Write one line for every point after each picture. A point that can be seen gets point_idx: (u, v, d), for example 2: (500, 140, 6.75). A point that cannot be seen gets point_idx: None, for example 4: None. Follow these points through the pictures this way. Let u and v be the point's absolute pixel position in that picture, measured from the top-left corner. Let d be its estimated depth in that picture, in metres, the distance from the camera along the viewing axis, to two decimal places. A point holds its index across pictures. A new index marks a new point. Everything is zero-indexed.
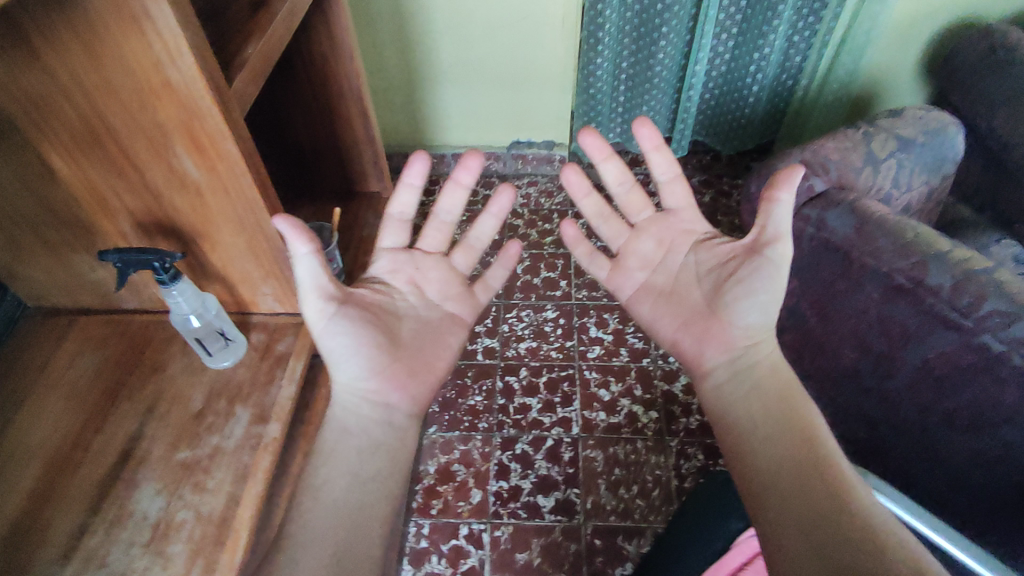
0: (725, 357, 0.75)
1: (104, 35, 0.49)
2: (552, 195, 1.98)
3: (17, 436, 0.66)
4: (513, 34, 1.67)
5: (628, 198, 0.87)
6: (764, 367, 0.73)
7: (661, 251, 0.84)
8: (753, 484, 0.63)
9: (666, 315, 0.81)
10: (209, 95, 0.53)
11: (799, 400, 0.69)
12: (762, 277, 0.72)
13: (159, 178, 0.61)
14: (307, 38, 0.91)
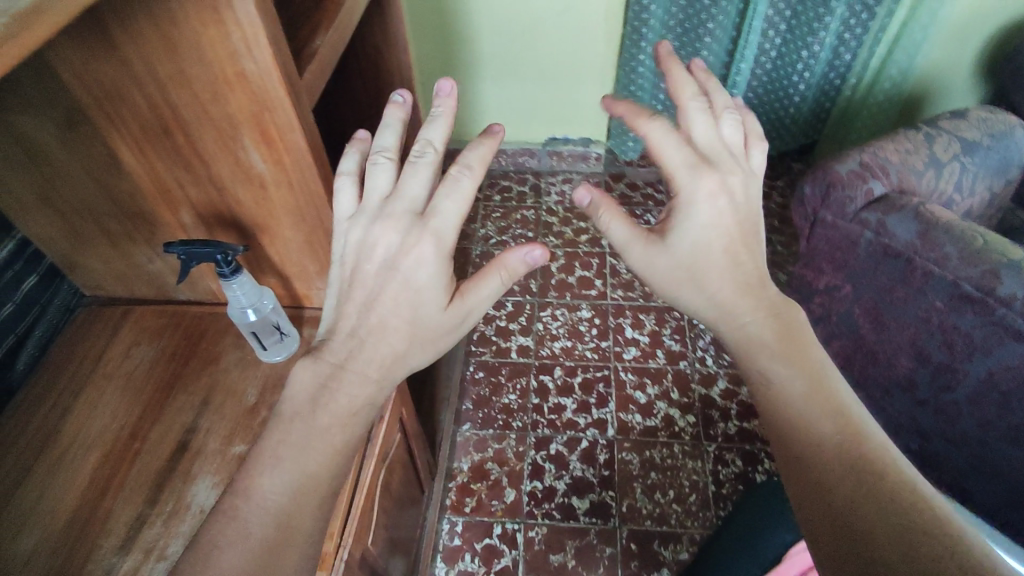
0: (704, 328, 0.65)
1: (182, 24, 0.48)
2: None
3: (78, 425, 0.67)
4: (554, 28, 1.65)
5: None
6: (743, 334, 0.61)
7: None
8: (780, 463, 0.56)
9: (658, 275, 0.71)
10: (283, 86, 0.52)
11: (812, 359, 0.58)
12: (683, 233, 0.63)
13: (223, 170, 0.60)
14: (361, 31, 0.90)
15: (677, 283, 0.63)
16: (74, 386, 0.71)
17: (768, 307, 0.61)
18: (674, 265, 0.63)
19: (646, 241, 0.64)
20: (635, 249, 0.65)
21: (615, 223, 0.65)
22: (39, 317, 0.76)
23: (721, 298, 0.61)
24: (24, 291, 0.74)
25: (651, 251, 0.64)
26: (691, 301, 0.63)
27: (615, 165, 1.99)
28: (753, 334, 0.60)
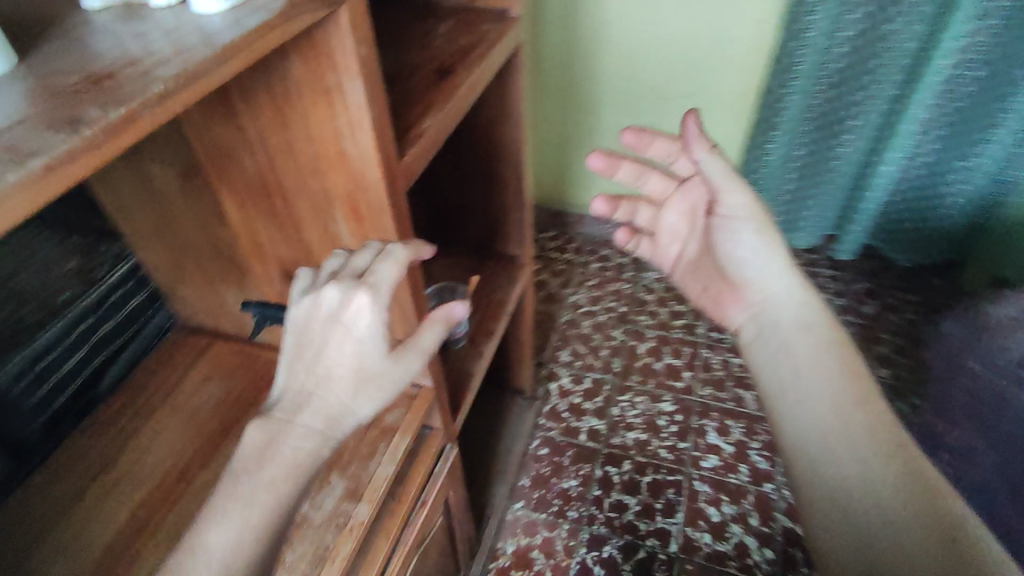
0: (746, 312, 0.86)
1: (295, 102, 0.48)
2: None
3: (138, 453, 0.70)
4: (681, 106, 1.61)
5: (652, 183, 0.90)
6: (793, 316, 0.81)
7: (688, 219, 0.89)
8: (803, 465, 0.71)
9: (692, 282, 0.93)
10: (381, 171, 0.51)
11: (823, 336, 0.78)
12: (735, 208, 0.83)
13: (313, 236, 0.60)
14: (480, 100, 0.91)
15: (757, 232, 0.83)
16: (145, 412, 0.74)
17: (797, 285, 0.83)
18: (758, 218, 0.83)
19: (746, 189, 0.82)
20: (734, 190, 0.82)
21: (715, 166, 0.82)
22: (135, 334, 0.82)
23: (771, 275, 0.83)
24: (126, 309, 0.80)
25: (746, 197, 0.82)
26: (756, 258, 0.84)
27: None
28: (794, 313, 0.81)
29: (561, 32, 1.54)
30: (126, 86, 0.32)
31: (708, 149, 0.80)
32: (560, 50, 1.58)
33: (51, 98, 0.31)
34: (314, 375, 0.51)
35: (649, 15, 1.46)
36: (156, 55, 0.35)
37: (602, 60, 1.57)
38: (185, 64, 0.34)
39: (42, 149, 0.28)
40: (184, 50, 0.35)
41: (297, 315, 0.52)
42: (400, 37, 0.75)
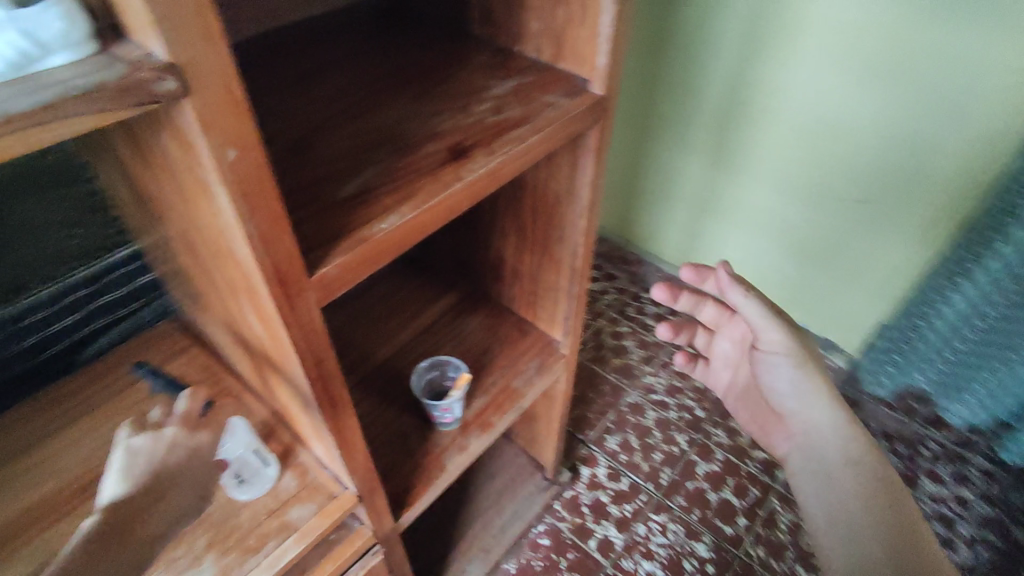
0: (790, 442, 0.81)
1: (181, 181, 0.38)
2: None
3: (49, 454, 0.66)
4: (839, 210, 1.17)
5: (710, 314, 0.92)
6: (834, 443, 0.72)
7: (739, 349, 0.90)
8: (815, 516, 0.69)
9: (742, 408, 0.92)
10: (268, 288, 0.39)
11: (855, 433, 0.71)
12: (772, 347, 0.78)
13: (235, 311, 0.51)
14: (548, 169, 0.73)
15: (794, 366, 0.76)
16: (91, 403, 0.71)
17: (838, 404, 0.74)
18: (797, 357, 0.76)
19: (788, 331, 0.76)
20: (773, 331, 0.77)
21: (752, 308, 0.77)
22: (133, 313, 0.79)
23: (813, 399, 0.76)
24: (129, 289, 0.77)
25: (787, 339, 0.76)
26: (799, 392, 0.77)
27: (853, 389, 1.38)
28: (834, 429, 0.73)
29: (715, 75, 1.16)
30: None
31: (744, 294, 0.76)
32: (708, 99, 1.20)
33: None
34: (156, 481, 0.53)
35: (844, 91, 1.03)
36: None
37: (759, 127, 1.17)
38: None
39: None
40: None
41: (141, 439, 0.55)
42: (447, 87, 0.61)
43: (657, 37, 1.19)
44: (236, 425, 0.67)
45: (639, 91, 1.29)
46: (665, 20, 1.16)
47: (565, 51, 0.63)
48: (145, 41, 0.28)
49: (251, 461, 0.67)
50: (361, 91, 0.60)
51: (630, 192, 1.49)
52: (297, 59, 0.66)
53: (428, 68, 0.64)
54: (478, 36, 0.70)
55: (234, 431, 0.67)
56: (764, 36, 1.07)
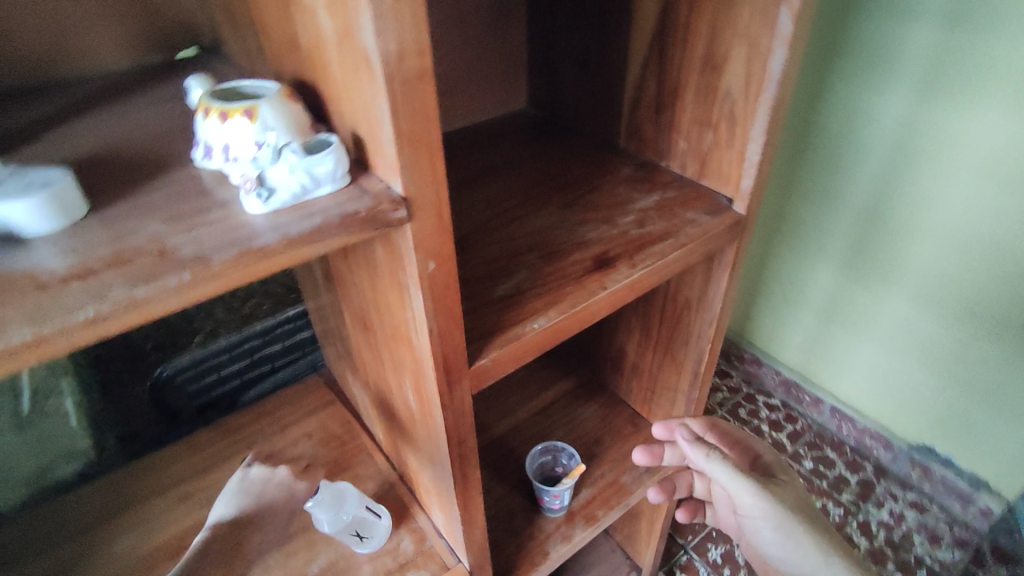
0: None
1: (380, 280, 0.45)
2: (939, 540, 1.19)
3: (210, 483, 0.75)
4: (1002, 325, 1.02)
5: None
6: None
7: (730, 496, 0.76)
8: None
9: (751, 557, 0.76)
10: (436, 375, 0.45)
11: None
12: (745, 507, 0.67)
13: (392, 384, 0.58)
14: (680, 276, 0.76)
15: (776, 529, 0.64)
16: (248, 442, 0.80)
17: (831, 560, 0.62)
18: (777, 516, 0.64)
19: (758, 490, 0.64)
20: (743, 494, 0.65)
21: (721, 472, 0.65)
22: (293, 362, 0.90)
23: (801, 556, 0.64)
24: (294, 342, 0.88)
25: (760, 500, 0.65)
26: (787, 552, 0.65)
27: (1012, 542, 1.15)
28: None
29: (853, 185, 1.11)
30: (72, 297, 0.28)
31: (708, 458, 0.65)
32: (845, 208, 1.14)
33: (60, 277, 0.30)
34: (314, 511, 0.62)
35: (1007, 211, 0.93)
36: (187, 247, 0.32)
37: (903, 242, 1.08)
38: (192, 273, 0.30)
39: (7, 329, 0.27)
40: (172, 256, 0.31)
41: (255, 471, 0.73)
42: (595, 196, 0.67)
43: (790, 147, 1.18)
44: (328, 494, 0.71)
45: (769, 197, 1.27)
46: (800, 130, 1.14)
47: (708, 171, 0.67)
48: (388, 178, 0.35)
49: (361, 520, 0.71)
50: (515, 198, 0.68)
51: (753, 294, 1.43)
52: (460, 161, 0.76)
53: (576, 178, 0.71)
54: (624, 150, 0.77)
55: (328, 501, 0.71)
56: (915, 146, 0.99)
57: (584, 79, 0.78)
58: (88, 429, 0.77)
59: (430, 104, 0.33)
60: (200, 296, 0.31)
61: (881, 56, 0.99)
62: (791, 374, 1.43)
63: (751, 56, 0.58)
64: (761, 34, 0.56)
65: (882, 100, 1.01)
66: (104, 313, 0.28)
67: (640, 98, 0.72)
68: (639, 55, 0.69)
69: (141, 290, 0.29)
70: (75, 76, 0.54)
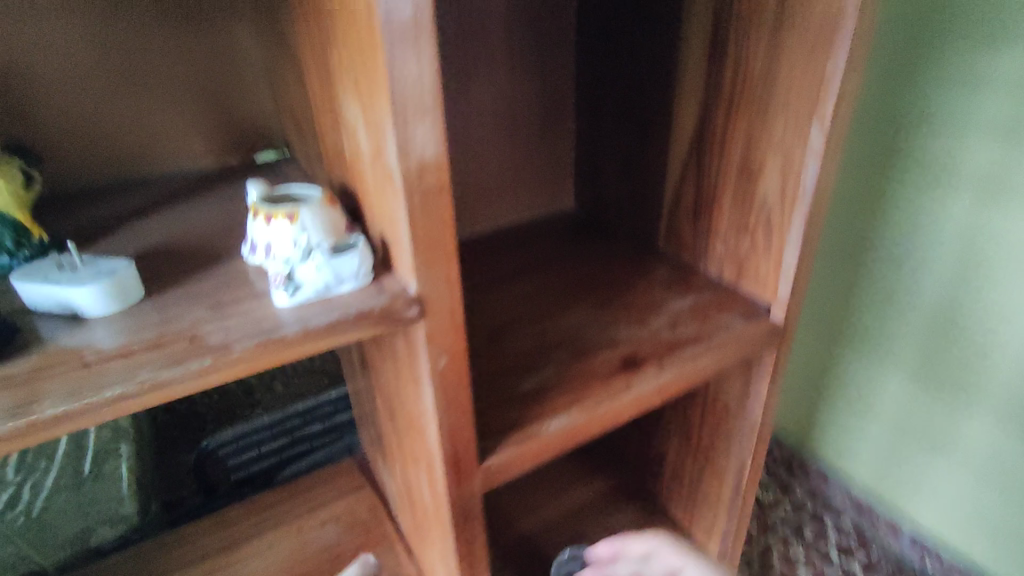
0: None
1: (401, 371, 0.47)
2: None
3: (236, 559, 0.76)
4: None
5: None
6: None
7: None
8: None
9: None
10: (445, 469, 0.45)
11: None
12: None
13: (412, 474, 0.58)
14: (719, 381, 0.73)
15: None
16: (277, 519, 0.81)
17: None
18: None
19: None
20: None
21: None
22: (330, 442, 0.91)
23: None
24: (332, 423, 0.90)
25: None
26: None
27: None
28: None
29: (911, 314, 0.98)
30: (107, 376, 0.32)
31: None
32: (904, 335, 1.01)
33: (100, 357, 0.33)
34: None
35: None
36: (217, 333, 0.35)
37: (980, 378, 0.93)
38: (215, 359, 0.33)
39: (44, 405, 0.30)
40: (202, 342, 0.34)
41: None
42: (627, 297, 0.68)
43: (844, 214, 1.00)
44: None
45: (811, 312, 1.15)
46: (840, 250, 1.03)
47: (747, 275, 0.67)
48: (406, 278, 0.38)
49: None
50: (549, 294, 0.69)
51: (809, 398, 1.23)
52: (501, 258, 0.80)
53: (611, 278, 0.72)
54: (664, 251, 0.78)
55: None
56: (992, 245, 0.84)
57: (625, 184, 0.80)
58: (135, 497, 0.81)
59: (447, 215, 0.36)
60: (219, 381, 0.33)
61: (931, 179, 0.88)
62: (858, 486, 1.21)
63: (785, 168, 0.59)
64: (795, 147, 0.57)
65: (947, 191, 0.87)
66: (132, 392, 0.31)
67: (679, 203, 0.73)
68: (678, 164, 0.71)
69: (165, 373, 0.32)
70: (153, 176, 0.61)
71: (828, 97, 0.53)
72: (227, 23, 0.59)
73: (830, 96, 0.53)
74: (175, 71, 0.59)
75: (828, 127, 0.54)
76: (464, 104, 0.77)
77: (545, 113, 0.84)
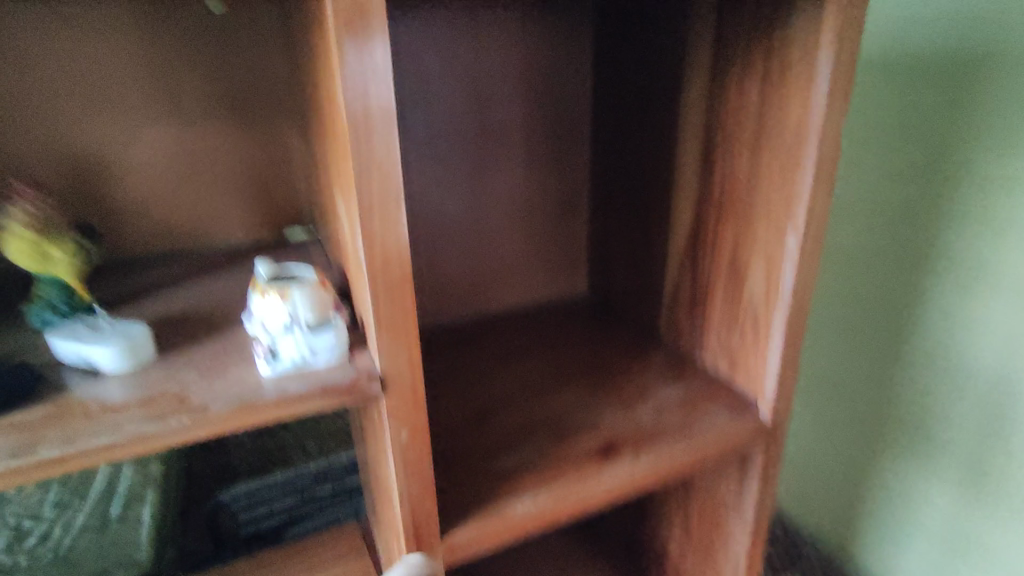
0: None
1: (376, 442, 0.51)
2: None
3: None
4: None
5: None
6: None
7: None
8: None
9: None
10: (406, 539, 0.48)
11: None
12: None
13: (389, 542, 0.60)
14: (713, 475, 0.73)
15: None
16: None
17: None
18: None
19: None
20: None
21: None
22: (335, 505, 0.94)
23: None
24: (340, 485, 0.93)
25: None
26: None
27: None
28: None
29: (926, 408, 0.89)
30: (101, 428, 0.37)
31: None
32: (918, 429, 0.91)
33: (101, 409, 0.39)
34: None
35: None
36: (202, 394, 0.40)
37: (1007, 494, 0.83)
38: (193, 418, 0.38)
39: (46, 450, 0.36)
40: (187, 402, 0.39)
41: None
42: (618, 383, 0.70)
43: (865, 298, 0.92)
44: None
45: (819, 388, 1.04)
46: (850, 327, 0.95)
47: (736, 370, 0.68)
48: (373, 358, 0.42)
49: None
50: (542, 375, 0.72)
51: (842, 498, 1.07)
52: (506, 338, 0.83)
53: (606, 363, 0.74)
54: (664, 340, 0.80)
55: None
56: None
57: (631, 273, 0.84)
58: (151, 543, 0.80)
59: (410, 305, 0.40)
60: (196, 438, 0.38)
61: (953, 266, 0.81)
62: None
63: (768, 268, 0.61)
64: (775, 250, 0.60)
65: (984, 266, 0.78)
66: (119, 443, 0.36)
67: (678, 295, 0.76)
68: (675, 258, 0.74)
69: (150, 429, 0.37)
70: (192, 249, 0.69)
71: (800, 207, 0.56)
72: (275, 125, 0.68)
73: (801, 205, 0.56)
74: (223, 163, 0.67)
75: (803, 234, 0.57)
76: (481, 194, 0.82)
77: (559, 203, 0.89)
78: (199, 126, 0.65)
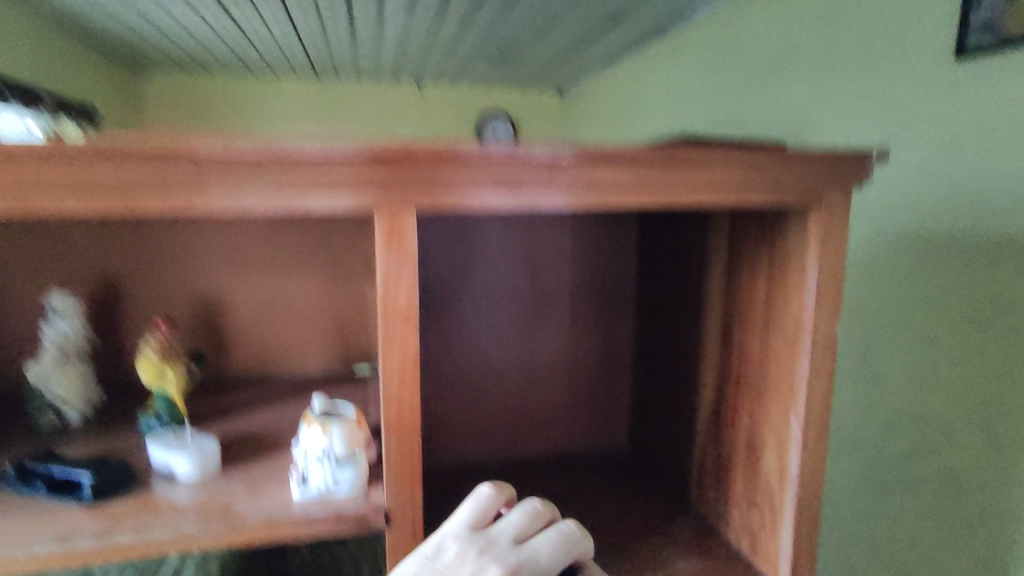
0: None
1: None
2: None
3: None
4: None
5: None
6: None
7: None
8: None
9: None
10: None
11: None
12: None
13: None
14: None
15: None
16: None
17: None
18: None
19: None
20: None
21: None
22: None
23: None
24: None
25: None
26: None
27: None
28: None
29: None
30: (161, 526, 0.47)
31: None
32: None
33: (165, 510, 0.49)
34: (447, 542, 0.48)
35: None
36: (242, 507, 0.49)
37: None
38: (230, 527, 0.47)
39: (117, 540, 0.45)
40: (230, 512, 0.48)
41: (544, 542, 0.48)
42: (634, 548, 0.71)
43: None
44: (465, 531, 0.47)
45: None
46: None
47: (755, 550, 0.67)
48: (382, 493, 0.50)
49: (540, 561, 0.46)
50: None
51: None
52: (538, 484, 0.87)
53: (626, 524, 0.76)
54: (692, 508, 0.80)
55: (486, 513, 0.50)
56: None
57: (665, 435, 0.86)
58: None
59: (415, 452, 0.48)
60: (229, 544, 0.47)
61: None
62: None
63: (779, 451, 0.63)
64: (783, 434, 0.62)
65: None
66: (170, 540, 0.46)
67: (704, 464, 0.77)
68: (702, 427, 0.77)
69: (195, 531, 0.46)
70: (276, 376, 0.82)
71: (800, 397, 0.59)
72: (355, 281, 0.81)
73: (801, 395, 0.59)
74: (310, 308, 0.81)
75: (805, 420, 0.59)
76: (527, 348, 0.91)
77: (603, 361, 0.95)
78: (298, 280, 0.80)
